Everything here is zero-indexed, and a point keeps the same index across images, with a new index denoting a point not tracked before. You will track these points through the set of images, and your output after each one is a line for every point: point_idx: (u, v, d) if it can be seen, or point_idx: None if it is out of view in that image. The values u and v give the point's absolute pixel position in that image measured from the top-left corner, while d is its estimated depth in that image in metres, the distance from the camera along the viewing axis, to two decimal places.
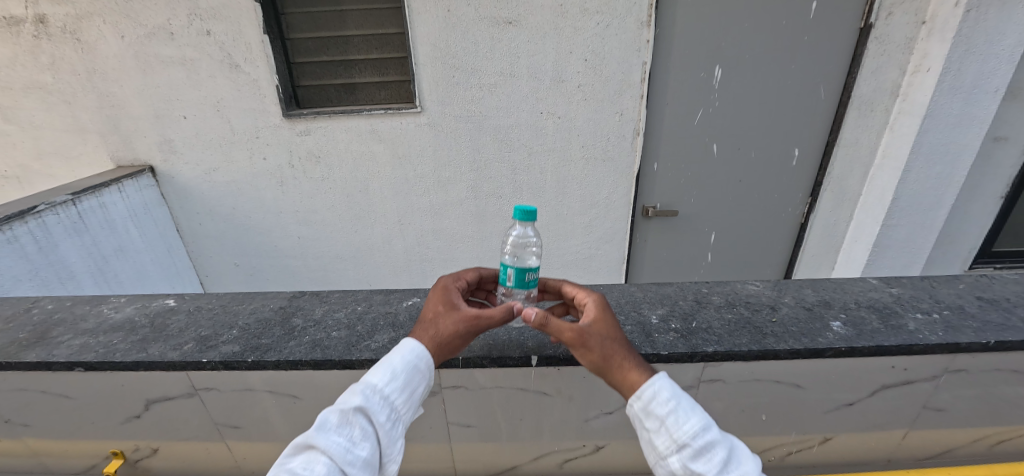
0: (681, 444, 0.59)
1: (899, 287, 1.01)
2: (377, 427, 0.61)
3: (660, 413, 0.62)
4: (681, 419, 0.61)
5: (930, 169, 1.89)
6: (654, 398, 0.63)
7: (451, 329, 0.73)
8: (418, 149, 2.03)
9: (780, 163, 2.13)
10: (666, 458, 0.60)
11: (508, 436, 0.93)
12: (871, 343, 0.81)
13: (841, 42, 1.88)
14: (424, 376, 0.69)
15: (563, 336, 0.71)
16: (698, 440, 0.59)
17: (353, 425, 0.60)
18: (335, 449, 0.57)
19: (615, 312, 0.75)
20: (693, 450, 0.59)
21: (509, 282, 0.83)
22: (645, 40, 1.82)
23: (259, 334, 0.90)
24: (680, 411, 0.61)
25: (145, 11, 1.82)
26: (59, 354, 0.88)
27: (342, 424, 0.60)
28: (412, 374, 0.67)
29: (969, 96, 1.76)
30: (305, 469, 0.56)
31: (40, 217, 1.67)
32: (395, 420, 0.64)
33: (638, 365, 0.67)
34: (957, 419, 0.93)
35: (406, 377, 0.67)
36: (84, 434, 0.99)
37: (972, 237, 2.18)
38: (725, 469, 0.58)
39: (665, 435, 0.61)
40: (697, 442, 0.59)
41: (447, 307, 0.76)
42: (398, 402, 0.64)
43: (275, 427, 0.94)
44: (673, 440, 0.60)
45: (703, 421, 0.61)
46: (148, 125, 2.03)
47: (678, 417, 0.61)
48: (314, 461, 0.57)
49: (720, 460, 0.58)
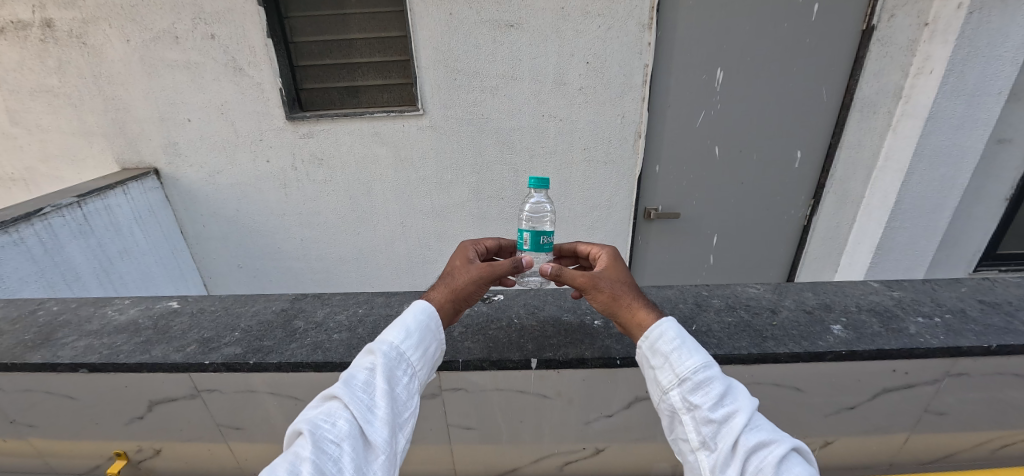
0: (682, 378, 0.64)
1: (900, 290, 1.01)
2: (397, 379, 0.66)
3: (665, 351, 0.67)
4: (683, 356, 0.66)
5: (933, 171, 1.88)
6: (661, 335, 0.68)
7: (465, 279, 0.80)
8: (420, 152, 2.04)
9: (782, 166, 2.13)
10: (669, 391, 0.65)
11: (508, 438, 0.94)
12: (872, 346, 0.81)
13: (843, 44, 1.87)
14: (435, 335, 0.73)
15: (577, 282, 0.79)
16: (698, 375, 0.64)
17: (372, 380, 0.64)
18: (356, 404, 0.61)
19: (623, 262, 0.84)
20: (693, 384, 0.64)
21: (524, 246, 0.93)
22: (646, 43, 1.82)
23: (261, 336, 0.90)
24: (683, 349, 0.66)
25: (151, 15, 1.84)
26: (64, 355, 0.89)
27: (364, 381, 0.64)
28: (424, 332, 0.71)
29: (972, 99, 1.76)
30: (327, 419, 0.59)
31: (46, 219, 1.69)
32: (412, 375, 0.68)
33: (646, 304, 0.74)
34: (959, 423, 0.93)
35: (419, 334, 0.71)
36: (88, 434, 1.00)
37: (976, 240, 2.17)
38: (722, 403, 0.62)
39: (668, 371, 0.66)
40: (697, 376, 0.64)
41: (463, 262, 0.84)
42: (413, 358, 0.68)
43: (276, 429, 0.95)
44: (675, 376, 0.65)
45: (704, 359, 0.65)
46: (154, 128, 2.05)
47: (680, 353, 0.66)
48: (336, 413, 0.60)
49: (717, 393, 0.62)
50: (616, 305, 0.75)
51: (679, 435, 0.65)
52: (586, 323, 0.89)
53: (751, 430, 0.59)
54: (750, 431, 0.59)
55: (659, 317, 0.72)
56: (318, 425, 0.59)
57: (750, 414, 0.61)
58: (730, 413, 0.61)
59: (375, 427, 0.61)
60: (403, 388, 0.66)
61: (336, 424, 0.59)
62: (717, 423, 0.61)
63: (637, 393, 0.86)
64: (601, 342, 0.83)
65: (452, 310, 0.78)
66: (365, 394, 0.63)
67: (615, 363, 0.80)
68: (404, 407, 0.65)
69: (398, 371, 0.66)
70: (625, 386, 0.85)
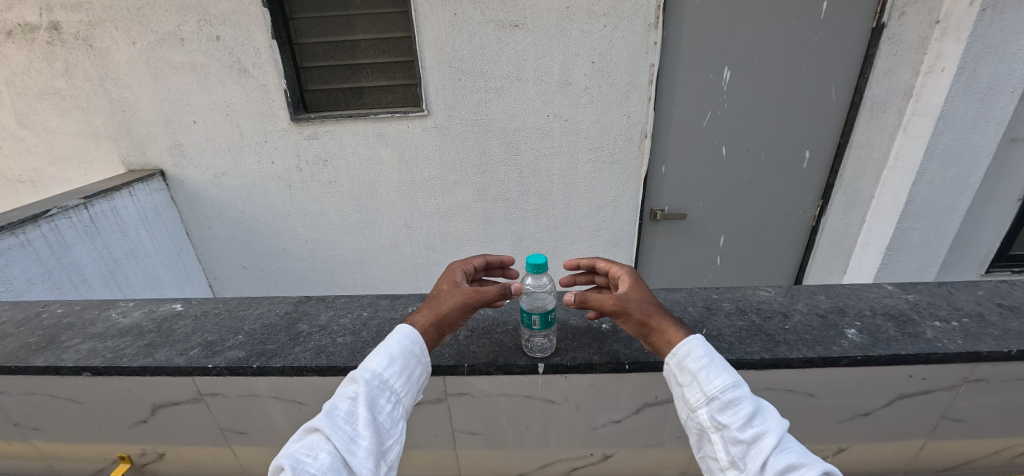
0: (710, 398, 0.63)
1: (915, 293, 0.98)
2: (380, 408, 0.64)
3: (692, 370, 0.66)
4: (710, 374, 0.64)
5: (946, 171, 1.84)
6: (687, 354, 0.66)
7: (451, 304, 0.76)
8: (424, 152, 2.03)
9: (790, 165, 2.10)
10: (696, 411, 0.64)
11: (515, 444, 0.92)
12: (888, 352, 0.79)
13: (852, 41, 1.85)
14: (419, 361, 0.71)
15: (604, 305, 0.73)
16: (726, 395, 0.62)
17: (355, 410, 0.62)
18: (338, 435, 0.59)
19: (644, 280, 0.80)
20: (721, 404, 0.62)
21: (534, 327, 0.78)
22: (652, 42, 1.80)
23: (264, 339, 0.90)
24: (710, 368, 0.65)
25: (156, 18, 1.85)
26: (68, 359, 0.89)
27: (346, 411, 0.62)
28: (408, 358, 0.70)
29: (985, 98, 1.72)
30: (309, 453, 0.58)
31: (53, 221, 1.69)
32: (396, 403, 0.66)
33: (675, 323, 0.71)
34: (977, 430, 0.90)
35: (403, 360, 0.69)
36: (93, 438, 0.99)
37: (988, 241, 2.13)
38: (751, 424, 0.60)
39: (695, 389, 0.65)
40: (725, 396, 0.62)
41: (451, 285, 0.80)
42: (396, 385, 0.67)
43: (280, 433, 0.94)
44: (703, 394, 0.63)
45: (732, 378, 0.63)
46: (159, 130, 2.06)
47: (708, 372, 0.64)
48: (318, 446, 0.59)
49: (745, 414, 0.60)
50: (646, 326, 0.71)
51: (707, 453, 0.64)
52: (594, 327, 0.88)
53: (781, 452, 0.57)
54: (778, 452, 0.57)
55: (685, 333, 0.70)
56: (300, 460, 0.57)
57: (780, 435, 0.59)
58: (759, 434, 0.59)
59: (359, 456, 0.59)
60: (385, 417, 0.64)
61: (318, 457, 0.57)
62: (746, 444, 0.59)
63: (646, 399, 0.85)
64: (609, 346, 0.82)
65: (435, 336, 0.75)
66: (347, 425, 0.61)
67: (624, 368, 0.79)
68: (387, 435, 0.64)
69: (381, 399, 0.65)
70: (634, 390, 0.83)
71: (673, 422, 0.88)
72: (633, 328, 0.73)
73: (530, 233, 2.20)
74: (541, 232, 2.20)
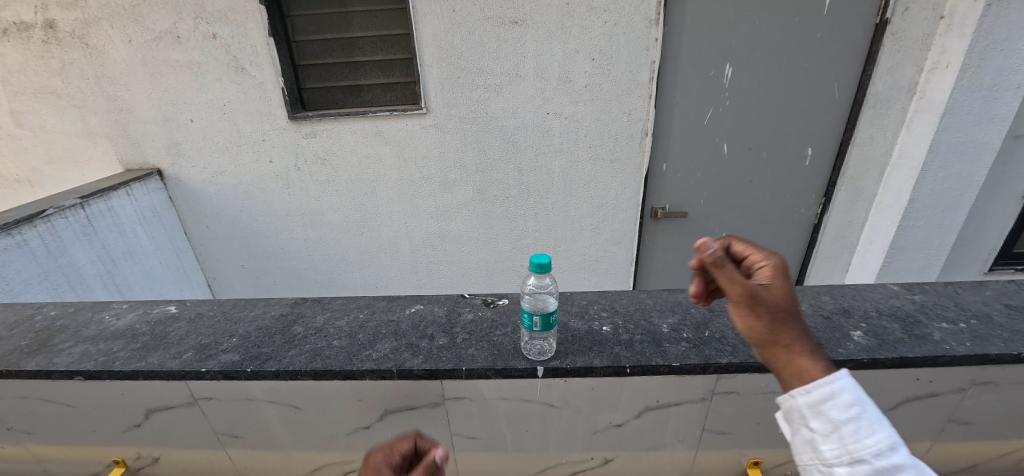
0: (856, 460, 0.50)
1: (922, 294, 0.97)
2: None
3: (835, 420, 0.52)
4: (859, 430, 0.51)
5: (950, 168, 1.81)
6: (831, 398, 0.53)
7: None
8: (423, 151, 2.01)
9: (792, 163, 2.08)
10: (832, 467, 0.51)
11: (514, 448, 0.91)
12: (895, 354, 0.77)
13: (855, 38, 1.82)
14: None
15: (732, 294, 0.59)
16: (881, 461, 0.49)
17: None
18: None
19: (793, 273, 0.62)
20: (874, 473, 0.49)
21: (535, 329, 0.76)
22: (653, 39, 1.78)
23: (259, 342, 0.88)
24: (863, 423, 0.51)
25: (153, 15, 1.83)
26: (60, 362, 0.87)
27: None
28: None
29: (990, 94, 1.68)
30: None
31: (49, 221, 1.67)
32: None
33: (811, 350, 0.57)
34: (983, 433, 0.89)
35: None
36: (87, 441, 0.98)
37: (992, 239, 2.11)
38: None
39: (834, 444, 0.51)
40: (880, 462, 0.49)
41: None
42: None
43: (276, 437, 0.92)
44: (847, 454, 0.50)
45: (889, 441, 0.50)
46: (157, 129, 2.04)
47: (858, 426, 0.51)
48: None
49: None
50: (773, 339, 0.58)
51: None
52: (594, 330, 0.86)
53: None
54: None
55: (828, 366, 0.55)
56: None
57: None
58: None
59: None
60: None
61: None
62: None
63: (648, 402, 0.83)
64: (610, 349, 0.81)
65: None
66: None
67: (625, 371, 0.77)
68: None
69: None
70: (636, 394, 0.82)
71: (675, 425, 0.86)
72: (760, 338, 0.59)
73: (531, 232, 2.18)
74: (542, 231, 2.18)
